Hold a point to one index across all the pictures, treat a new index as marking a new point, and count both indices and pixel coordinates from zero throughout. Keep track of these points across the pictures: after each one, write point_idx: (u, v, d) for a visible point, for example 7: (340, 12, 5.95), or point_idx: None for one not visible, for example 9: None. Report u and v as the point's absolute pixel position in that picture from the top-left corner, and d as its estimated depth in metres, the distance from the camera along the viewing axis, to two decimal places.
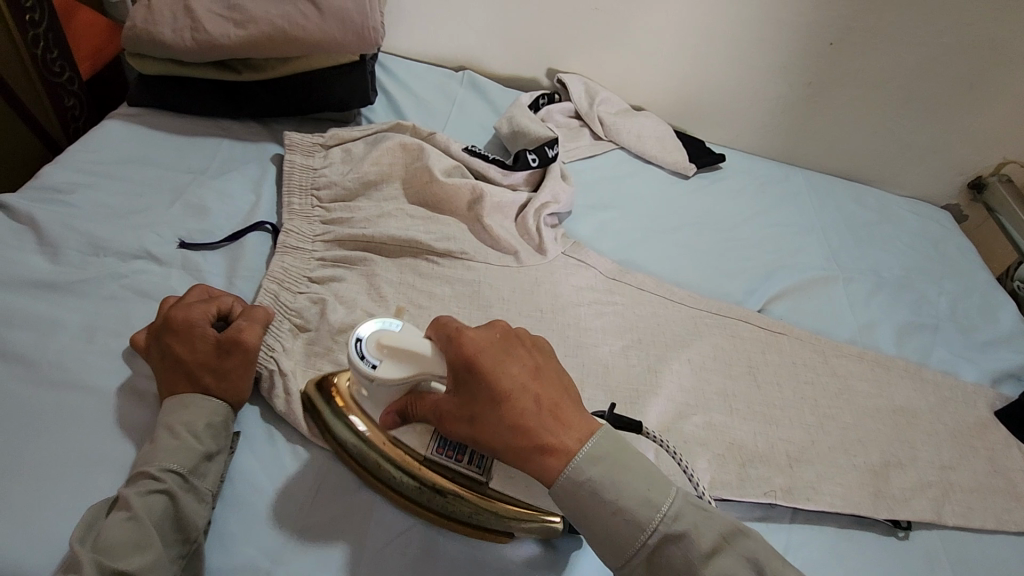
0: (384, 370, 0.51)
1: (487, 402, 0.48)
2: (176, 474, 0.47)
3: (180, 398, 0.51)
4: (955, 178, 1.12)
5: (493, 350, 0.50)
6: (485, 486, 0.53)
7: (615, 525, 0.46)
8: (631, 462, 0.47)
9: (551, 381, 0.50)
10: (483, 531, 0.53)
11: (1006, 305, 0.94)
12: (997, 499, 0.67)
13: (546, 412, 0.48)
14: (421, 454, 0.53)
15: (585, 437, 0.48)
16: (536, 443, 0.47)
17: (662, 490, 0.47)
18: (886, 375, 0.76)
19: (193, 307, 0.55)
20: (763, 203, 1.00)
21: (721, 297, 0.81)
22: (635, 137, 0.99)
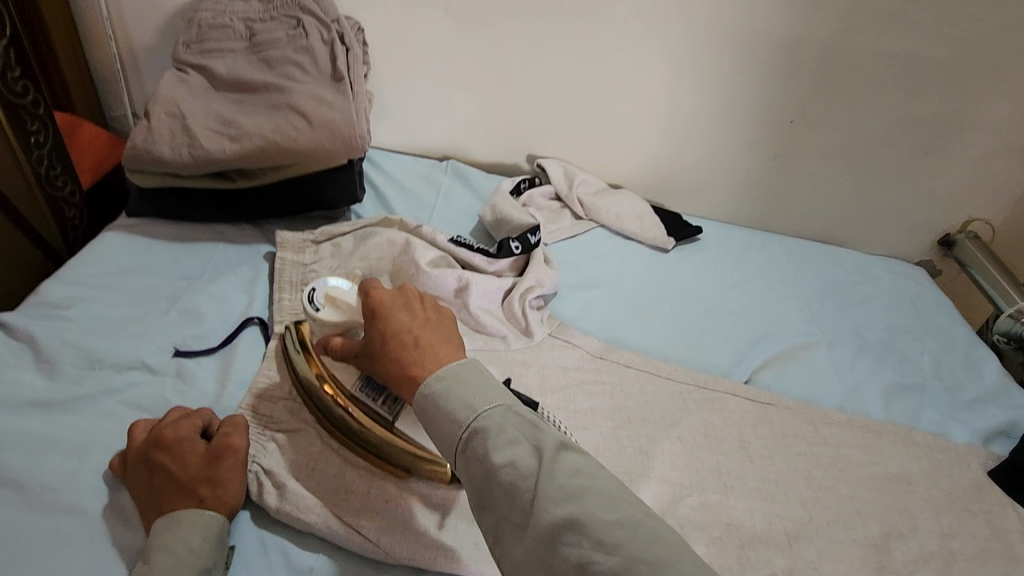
0: (325, 313, 0.67)
1: (377, 334, 0.58)
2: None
3: (177, 514, 0.50)
4: (924, 237, 1.16)
5: (393, 305, 0.59)
6: (391, 424, 0.61)
7: (443, 422, 0.49)
8: (477, 376, 0.51)
9: (434, 331, 0.57)
10: (380, 462, 0.59)
11: (988, 360, 0.96)
12: (1004, 567, 0.66)
13: (412, 341, 0.56)
14: (347, 391, 0.62)
15: (446, 362, 0.54)
16: (405, 370, 0.54)
17: (486, 399, 0.49)
18: (876, 441, 0.76)
19: (178, 423, 0.56)
20: (741, 271, 1.03)
21: (707, 370, 0.83)
22: (614, 215, 1.04)
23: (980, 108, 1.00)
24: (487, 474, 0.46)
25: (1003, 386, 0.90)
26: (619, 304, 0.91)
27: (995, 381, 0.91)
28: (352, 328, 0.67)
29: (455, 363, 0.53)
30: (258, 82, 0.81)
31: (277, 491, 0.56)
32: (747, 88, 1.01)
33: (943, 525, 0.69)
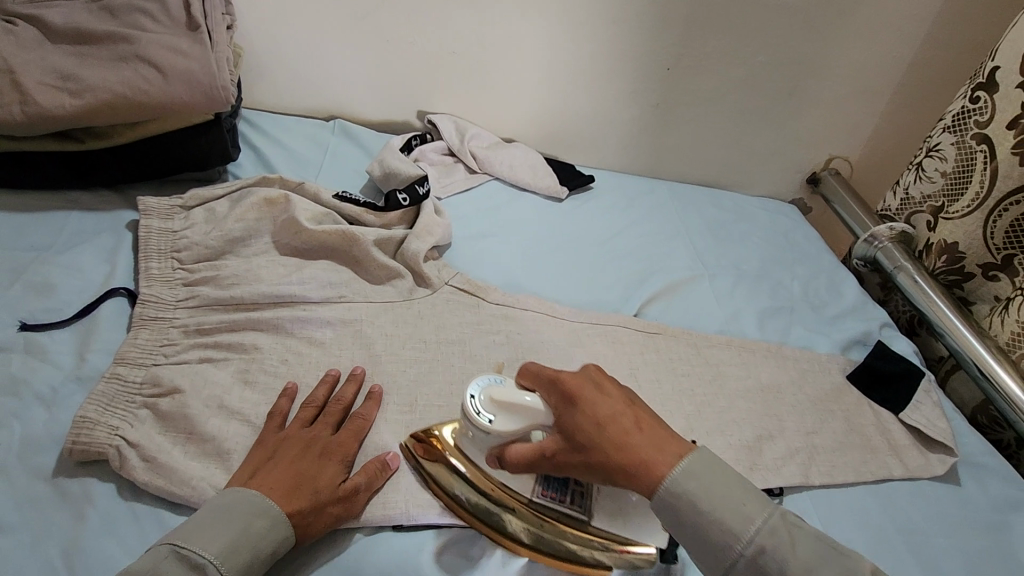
0: (499, 423, 0.55)
1: (586, 424, 0.52)
2: (204, 560, 0.46)
3: (260, 497, 0.51)
4: (795, 176, 1.26)
5: (594, 393, 0.54)
6: (587, 524, 0.58)
7: (714, 534, 0.47)
8: (712, 467, 0.50)
9: (643, 407, 0.55)
10: (584, 565, 0.56)
11: (849, 281, 1.06)
12: (857, 453, 0.74)
13: (634, 427, 0.52)
14: (525, 497, 0.59)
15: (682, 456, 0.50)
16: (631, 458, 0.50)
17: (755, 507, 0.48)
18: (752, 358, 0.83)
19: (339, 440, 0.58)
20: (631, 216, 1.08)
21: (601, 306, 0.87)
22: (507, 167, 1.05)
23: (833, 52, 1.09)
24: (691, 503, 0.48)
25: (860, 303, 1.01)
26: (516, 252, 0.92)
27: (853, 299, 1.01)
28: (529, 427, 0.55)
29: (692, 453, 0.50)
30: (100, 31, 0.73)
31: (147, 465, 0.52)
32: (628, 38, 1.04)
33: (809, 424, 0.76)
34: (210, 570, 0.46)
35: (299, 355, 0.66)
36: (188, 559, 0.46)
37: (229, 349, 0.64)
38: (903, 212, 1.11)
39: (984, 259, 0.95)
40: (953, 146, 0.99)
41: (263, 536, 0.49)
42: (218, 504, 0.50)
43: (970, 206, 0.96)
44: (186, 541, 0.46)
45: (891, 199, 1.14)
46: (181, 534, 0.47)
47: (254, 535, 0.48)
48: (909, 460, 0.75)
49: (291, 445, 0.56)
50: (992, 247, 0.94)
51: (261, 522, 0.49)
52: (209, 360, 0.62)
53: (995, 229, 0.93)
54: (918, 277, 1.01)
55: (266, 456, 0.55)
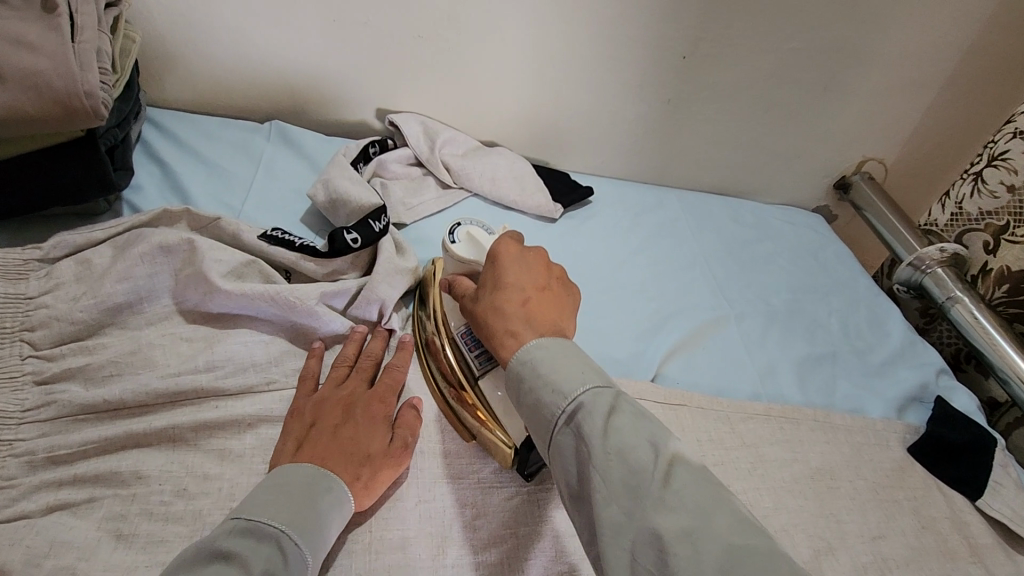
0: (458, 248, 0.60)
1: (488, 281, 0.54)
2: (274, 531, 0.41)
3: (318, 466, 0.46)
4: (821, 181, 1.09)
5: (515, 267, 0.54)
6: (475, 384, 0.57)
7: (539, 402, 0.45)
8: (568, 345, 0.48)
9: (561, 308, 0.52)
10: (452, 415, 0.57)
11: (892, 313, 0.90)
12: (935, 565, 0.59)
13: (522, 301, 0.51)
14: (450, 331, 0.60)
15: (545, 332, 0.49)
16: (493, 317, 0.51)
17: (592, 379, 0.45)
18: (795, 432, 0.67)
19: (378, 391, 0.54)
20: (639, 238, 0.90)
21: (609, 367, 0.69)
22: (488, 180, 0.86)
23: (880, 36, 0.90)
24: (530, 367, 0.46)
25: (909, 343, 0.85)
26: None
27: (900, 338, 0.86)
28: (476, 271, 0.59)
29: (541, 339, 0.48)
30: None
31: None
32: (636, 18, 0.84)
33: (872, 525, 0.61)
34: (285, 540, 0.41)
35: (203, 482, 0.47)
36: (256, 529, 0.40)
37: (96, 485, 0.45)
38: (952, 229, 0.96)
39: None
40: None
41: (331, 504, 0.44)
42: (272, 479, 0.44)
43: None
44: (250, 513, 0.41)
45: (939, 212, 0.98)
46: (241, 508, 0.42)
47: (318, 507, 0.44)
48: (995, 568, 0.60)
49: (329, 406, 0.51)
50: None
51: (326, 494, 0.44)
52: (65, 505, 0.44)
53: None
54: (977, 312, 0.85)
55: (306, 425, 0.50)
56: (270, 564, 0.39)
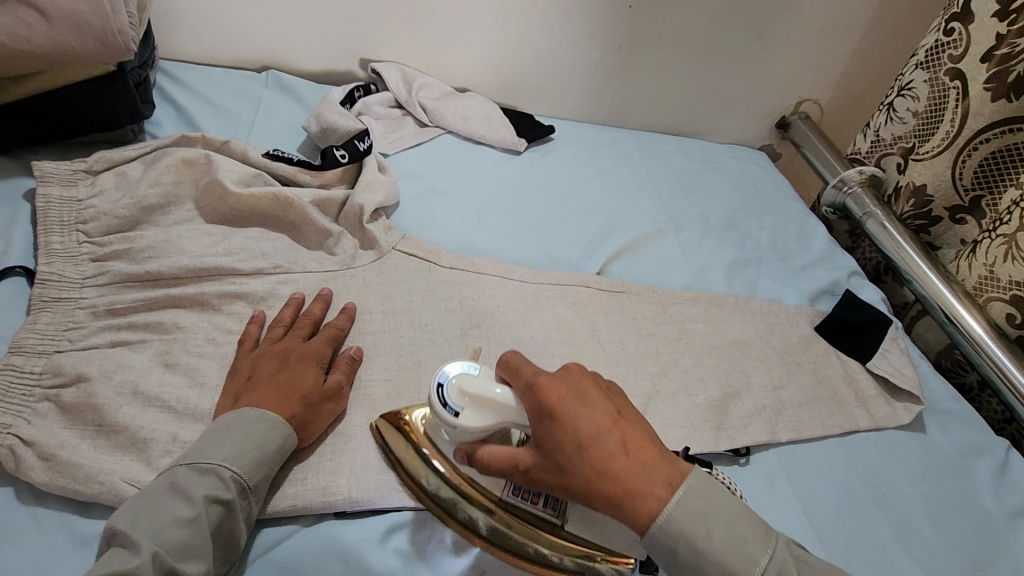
0: (465, 417, 0.50)
1: (564, 445, 0.45)
2: (216, 465, 0.46)
3: (255, 408, 0.50)
4: (764, 121, 1.22)
5: (573, 399, 0.47)
6: (558, 528, 0.52)
7: (706, 573, 0.44)
8: (708, 494, 0.46)
9: (636, 425, 0.48)
10: (546, 569, 0.51)
11: (818, 229, 1.03)
12: (825, 407, 0.73)
13: (623, 450, 0.45)
14: (496, 496, 0.53)
15: (676, 486, 0.45)
16: (609, 488, 0.44)
17: (753, 538, 0.45)
18: (718, 313, 0.80)
19: (310, 344, 0.58)
20: (594, 168, 1.02)
21: (561, 265, 0.82)
22: (460, 119, 0.98)
23: None
24: (688, 542, 0.44)
25: (829, 252, 0.98)
26: (470, 210, 0.86)
27: (822, 248, 0.99)
28: (501, 423, 0.50)
29: (681, 491, 0.45)
30: None
31: (46, 464, 0.47)
32: None
33: (776, 380, 0.74)
34: (225, 472, 0.46)
35: (228, 333, 0.60)
36: (198, 467, 0.46)
37: (144, 331, 0.58)
38: (874, 154, 1.07)
39: (951, 201, 0.93)
40: (926, 83, 0.95)
41: (267, 434, 0.49)
42: (214, 425, 0.49)
43: (941, 145, 0.92)
44: (190, 457, 0.46)
45: (862, 142, 1.10)
46: (187, 452, 0.47)
47: (257, 438, 0.49)
48: (875, 410, 0.74)
49: (264, 360, 0.56)
50: (961, 188, 0.91)
51: (262, 424, 0.49)
52: (122, 343, 0.56)
53: (965, 169, 0.90)
54: (887, 224, 0.97)
55: (246, 378, 0.54)
56: (211, 494, 0.45)
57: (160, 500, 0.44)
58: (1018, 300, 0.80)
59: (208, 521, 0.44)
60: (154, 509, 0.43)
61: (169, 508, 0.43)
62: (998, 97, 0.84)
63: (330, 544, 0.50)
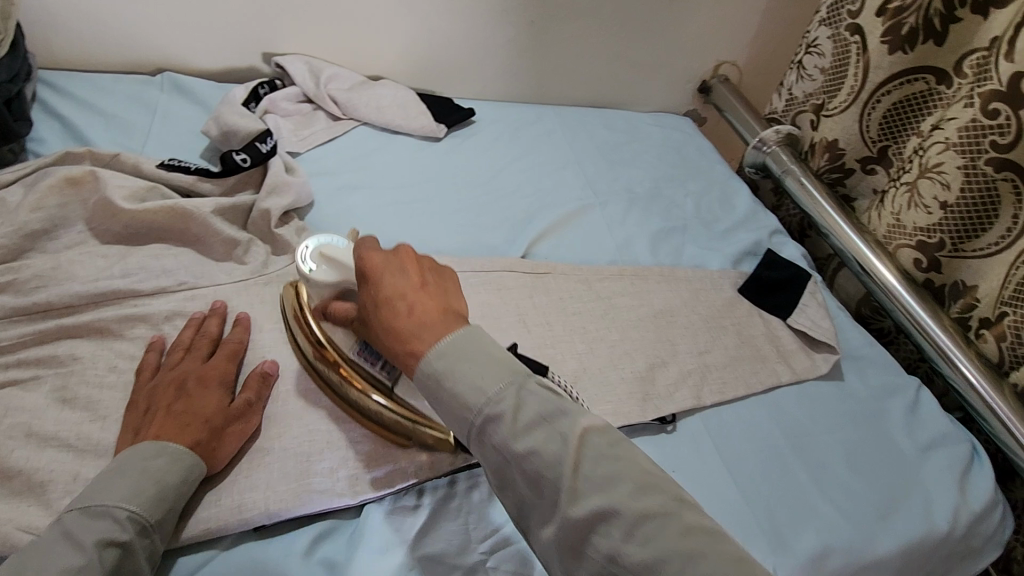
0: (318, 272, 0.59)
1: (370, 302, 0.53)
2: (111, 505, 0.45)
3: (152, 441, 0.49)
4: (685, 86, 1.23)
5: (386, 265, 0.54)
6: (392, 391, 0.58)
7: (459, 416, 0.47)
8: (480, 348, 0.48)
9: (440, 292, 0.53)
10: (378, 427, 0.57)
11: (741, 191, 1.05)
12: (748, 367, 0.75)
13: (405, 312, 0.50)
14: (346, 353, 0.59)
15: (447, 334, 0.49)
16: (390, 333, 0.50)
17: (538, 413, 0.45)
18: (644, 285, 0.82)
19: (210, 365, 0.56)
20: (518, 149, 1.01)
21: (485, 252, 0.82)
22: (374, 109, 0.95)
23: None
24: (437, 380, 0.47)
25: (751, 213, 1.00)
26: (389, 204, 0.84)
27: (744, 209, 1.01)
28: (348, 289, 0.59)
29: (438, 348, 0.48)
30: None
31: None
32: None
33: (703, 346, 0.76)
34: (120, 512, 0.44)
35: (130, 360, 0.57)
36: (89, 510, 0.44)
37: (37, 366, 0.55)
38: (789, 113, 1.09)
39: (860, 154, 0.96)
40: (829, 40, 0.97)
41: (166, 468, 0.47)
42: (109, 466, 0.48)
43: (847, 101, 0.95)
44: (82, 500, 0.45)
45: (777, 101, 1.12)
46: (81, 497, 0.45)
47: (155, 472, 0.47)
48: (796, 364, 0.77)
49: (161, 390, 0.53)
50: (868, 140, 0.94)
51: (160, 458, 0.48)
52: (12, 382, 0.53)
53: (870, 121, 0.93)
54: (804, 180, 1.00)
55: (140, 415, 0.52)
56: (103, 537, 0.43)
57: (52, 548, 0.42)
58: (924, 245, 0.83)
59: (101, 567, 0.42)
60: (43, 560, 0.41)
61: (59, 556, 0.41)
62: (893, 50, 0.87)
63: (251, 562, 0.49)
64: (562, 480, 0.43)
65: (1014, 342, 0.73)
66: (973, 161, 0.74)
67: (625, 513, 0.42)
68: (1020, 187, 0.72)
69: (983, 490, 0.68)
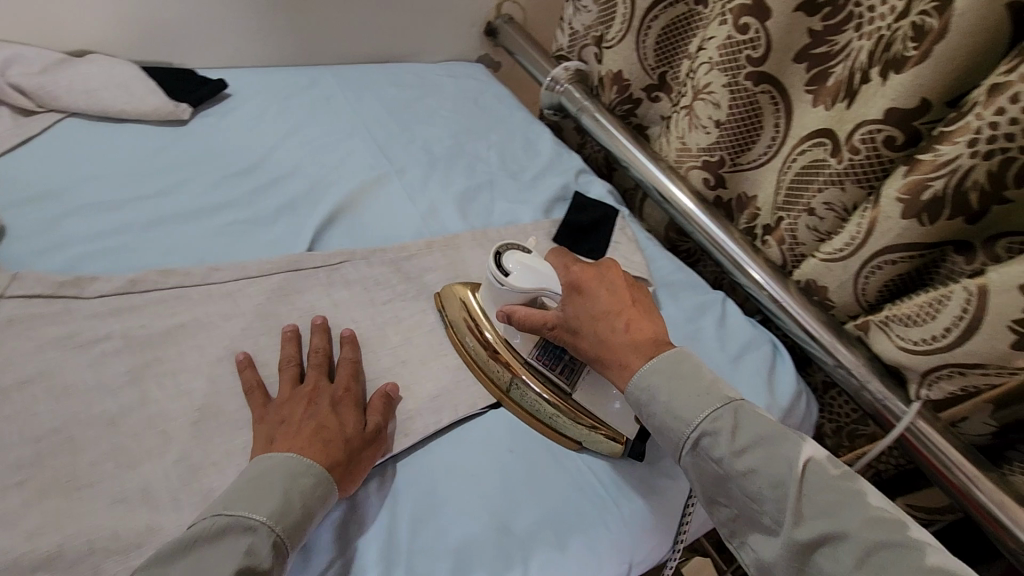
0: (514, 278, 0.62)
1: (581, 314, 0.59)
2: (254, 522, 0.43)
3: (291, 454, 0.48)
4: (470, 30, 1.16)
5: (610, 272, 0.62)
6: (570, 396, 0.62)
7: (666, 422, 0.53)
8: (677, 367, 0.55)
9: (643, 315, 0.60)
10: (556, 434, 0.61)
11: (543, 135, 1.02)
12: None
13: (623, 327, 0.58)
14: (523, 357, 0.63)
15: (654, 355, 0.56)
16: (603, 351, 0.58)
17: (712, 398, 0.53)
18: (455, 255, 0.75)
19: (339, 382, 0.56)
20: (290, 120, 0.87)
21: (263, 250, 0.68)
22: (83, 93, 0.75)
23: None
24: (648, 395, 0.54)
25: (556, 156, 0.98)
26: (119, 213, 0.67)
27: (549, 153, 0.98)
28: (538, 298, 0.63)
29: (649, 366, 0.55)
30: None
31: None
32: None
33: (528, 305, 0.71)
34: (263, 530, 0.43)
35: None
36: (240, 523, 0.43)
37: None
38: (574, 48, 1.06)
39: (644, 83, 0.96)
40: None
41: (313, 487, 0.47)
42: (283, 461, 0.47)
43: (623, 29, 0.93)
44: (231, 508, 0.44)
45: (561, 38, 1.08)
46: (224, 502, 0.45)
47: (304, 492, 0.46)
48: None
49: (295, 402, 0.53)
50: (648, 68, 0.95)
51: (306, 478, 0.47)
52: None
53: (646, 48, 0.93)
54: (598, 116, 0.99)
55: (280, 424, 0.51)
56: (247, 560, 0.42)
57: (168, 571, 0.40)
58: (708, 164, 0.86)
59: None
60: (193, 566, 0.41)
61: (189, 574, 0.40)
62: None
63: None
64: (783, 496, 0.47)
65: (792, 243, 0.78)
66: (735, 77, 0.77)
67: (855, 538, 0.45)
68: (776, 97, 0.76)
69: (788, 384, 0.74)
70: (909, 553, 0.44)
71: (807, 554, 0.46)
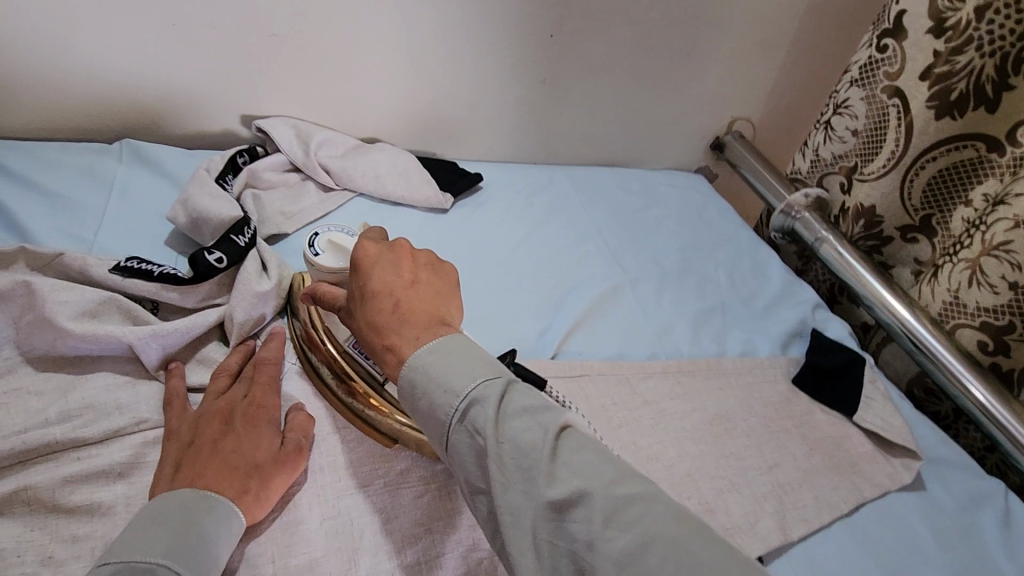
0: (323, 259, 0.59)
1: (357, 296, 0.49)
2: (151, 565, 0.39)
3: (191, 489, 0.43)
4: (698, 144, 1.17)
5: (385, 258, 0.50)
6: (384, 387, 0.57)
7: (430, 396, 0.44)
8: (453, 350, 0.45)
9: (427, 292, 0.49)
10: (370, 429, 0.55)
11: (771, 258, 0.98)
12: (824, 480, 0.65)
13: (394, 312, 0.47)
14: (342, 347, 0.59)
15: (428, 338, 0.46)
16: (378, 336, 0.47)
17: (479, 376, 0.44)
18: (693, 383, 0.71)
19: (256, 398, 0.52)
20: (533, 218, 0.91)
21: (513, 351, 0.70)
22: (372, 179, 0.84)
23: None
24: (419, 372, 0.45)
25: (787, 285, 0.92)
26: None
27: (779, 280, 0.93)
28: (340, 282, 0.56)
29: (423, 347, 0.46)
30: None
31: None
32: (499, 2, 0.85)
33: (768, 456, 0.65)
34: (165, 572, 0.39)
35: (71, 545, 0.43)
36: (134, 567, 0.38)
37: None
38: (814, 174, 1.02)
39: (902, 221, 0.89)
40: (863, 101, 0.90)
41: (216, 521, 0.43)
42: (146, 508, 0.42)
43: (886, 165, 0.88)
44: (119, 556, 0.39)
45: (801, 161, 1.05)
46: (109, 552, 0.39)
47: (198, 523, 0.42)
48: (873, 475, 0.67)
49: (205, 421, 0.49)
50: (910, 207, 0.87)
51: (205, 508, 0.43)
52: None
53: (913, 188, 0.86)
54: (841, 248, 0.92)
55: (184, 445, 0.47)
56: None
57: None
58: (988, 327, 0.77)
59: None
60: None
61: None
62: (942, 115, 0.80)
63: None
64: (537, 466, 0.40)
65: None
66: None
67: (602, 498, 0.39)
68: None
69: None
70: (667, 514, 0.39)
71: (557, 520, 0.39)
